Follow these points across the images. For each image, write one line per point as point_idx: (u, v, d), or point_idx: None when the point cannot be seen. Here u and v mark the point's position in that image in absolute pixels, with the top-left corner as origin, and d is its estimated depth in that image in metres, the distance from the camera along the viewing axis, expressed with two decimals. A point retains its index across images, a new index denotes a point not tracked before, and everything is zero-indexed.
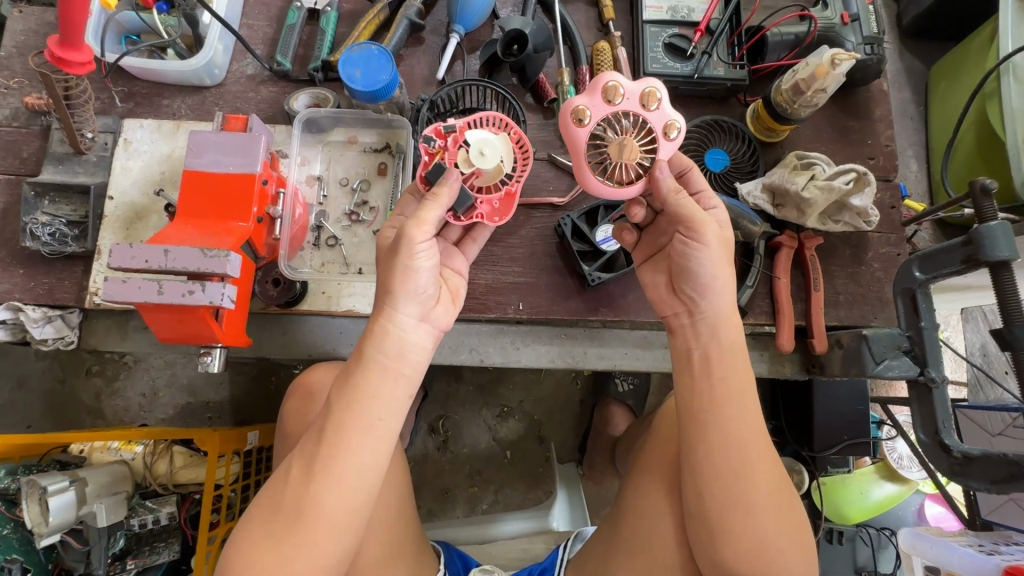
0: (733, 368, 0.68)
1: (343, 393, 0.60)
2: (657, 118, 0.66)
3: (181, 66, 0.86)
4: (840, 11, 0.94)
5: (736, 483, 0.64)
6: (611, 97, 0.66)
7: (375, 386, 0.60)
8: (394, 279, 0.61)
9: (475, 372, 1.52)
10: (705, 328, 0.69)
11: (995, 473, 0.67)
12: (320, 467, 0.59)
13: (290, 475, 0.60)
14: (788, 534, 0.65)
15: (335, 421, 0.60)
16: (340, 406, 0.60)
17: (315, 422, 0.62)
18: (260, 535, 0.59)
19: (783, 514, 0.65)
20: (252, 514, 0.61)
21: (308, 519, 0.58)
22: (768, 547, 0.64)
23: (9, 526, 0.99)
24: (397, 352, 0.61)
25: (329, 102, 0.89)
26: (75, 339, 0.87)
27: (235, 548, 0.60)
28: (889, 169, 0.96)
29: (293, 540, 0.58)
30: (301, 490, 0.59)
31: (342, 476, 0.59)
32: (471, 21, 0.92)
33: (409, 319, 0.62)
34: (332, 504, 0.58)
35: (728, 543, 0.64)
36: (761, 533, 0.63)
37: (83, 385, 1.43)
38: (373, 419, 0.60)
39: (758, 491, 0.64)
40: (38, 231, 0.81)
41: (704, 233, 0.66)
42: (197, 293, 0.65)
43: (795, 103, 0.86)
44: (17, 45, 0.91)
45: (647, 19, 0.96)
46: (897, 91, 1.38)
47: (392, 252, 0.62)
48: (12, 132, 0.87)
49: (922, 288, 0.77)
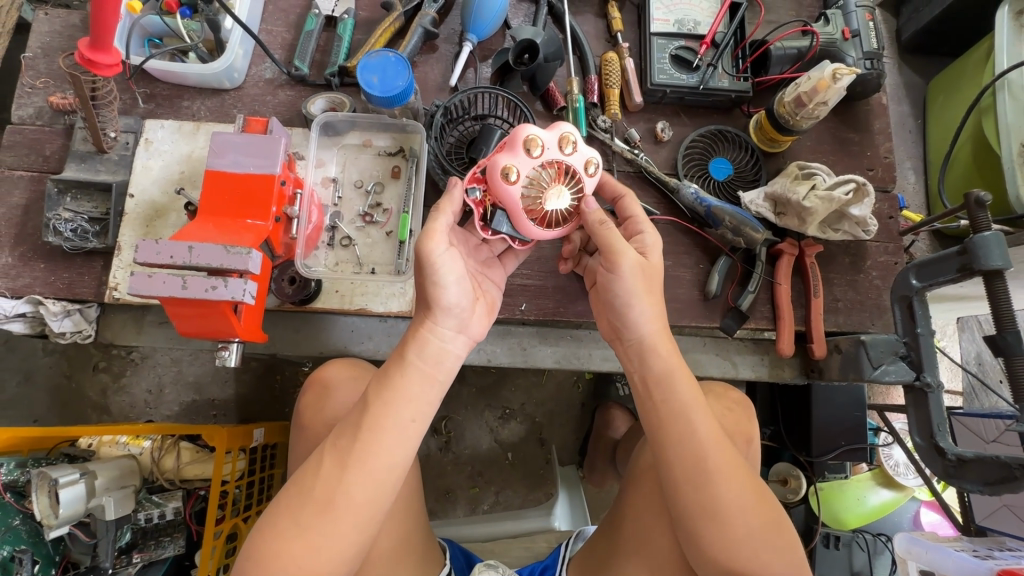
0: (674, 388, 0.67)
1: (381, 392, 0.63)
2: (577, 160, 0.70)
3: (202, 69, 0.88)
4: (840, 27, 0.97)
5: (693, 496, 0.62)
6: (532, 149, 0.68)
7: (415, 388, 0.63)
8: (427, 289, 0.65)
9: (478, 374, 1.53)
10: (641, 352, 0.70)
11: (988, 474, 0.71)
12: (354, 461, 0.61)
13: (321, 469, 0.61)
14: (767, 543, 0.63)
15: (372, 419, 0.62)
16: (379, 405, 0.62)
17: (347, 418, 0.64)
18: (286, 526, 0.60)
19: (756, 522, 0.62)
20: (278, 505, 0.62)
21: (337, 512, 0.60)
22: (746, 556, 0.62)
23: (19, 517, 1.00)
24: (435, 359, 0.65)
25: (345, 107, 0.91)
26: (92, 333, 0.90)
27: (259, 537, 0.61)
28: (887, 180, 0.99)
29: (321, 530, 0.59)
30: (333, 483, 0.60)
31: (377, 471, 0.61)
32: (484, 30, 0.94)
33: (448, 331, 0.66)
34: (362, 498, 0.61)
35: (702, 551, 0.63)
36: (734, 541, 0.62)
37: (91, 380, 1.45)
38: (406, 418, 0.62)
39: (722, 501, 0.62)
40: (61, 227, 0.83)
41: (614, 262, 0.68)
42: (220, 289, 0.67)
43: (797, 115, 0.89)
44: (42, 46, 0.93)
45: (654, 31, 0.99)
46: (895, 104, 1.42)
47: (420, 270, 0.65)
48: (36, 130, 0.90)
49: (918, 295, 0.79)
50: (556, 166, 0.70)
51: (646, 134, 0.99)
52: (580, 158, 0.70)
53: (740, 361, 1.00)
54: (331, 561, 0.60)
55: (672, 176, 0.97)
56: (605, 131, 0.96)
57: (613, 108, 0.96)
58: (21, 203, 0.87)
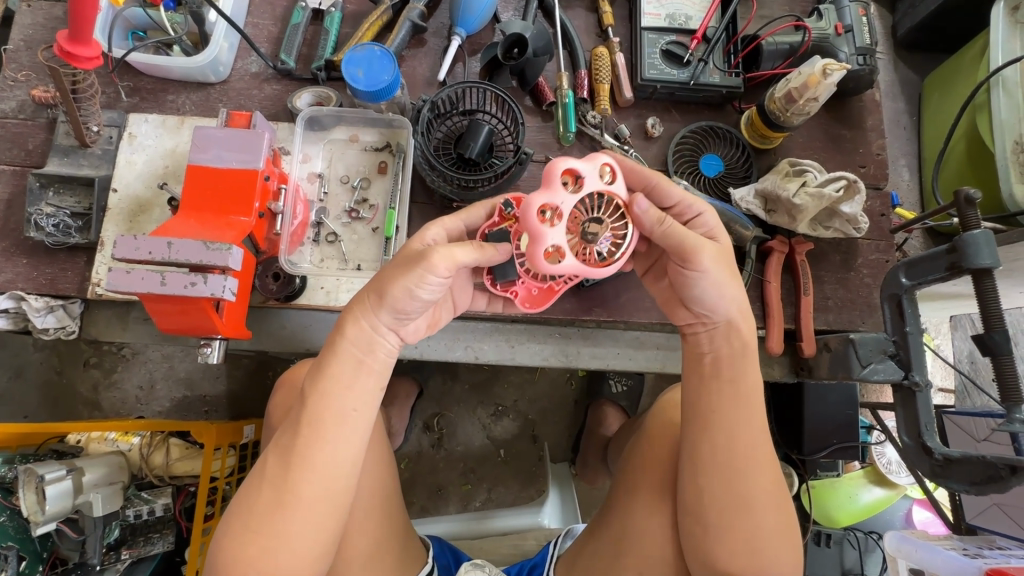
0: (744, 374, 0.69)
1: (315, 383, 0.62)
2: (595, 185, 0.61)
3: (186, 62, 0.87)
4: (833, 22, 0.96)
5: (736, 483, 0.66)
6: (549, 210, 0.59)
7: (348, 376, 0.62)
8: (391, 286, 0.60)
9: (470, 371, 1.53)
10: (720, 337, 0.69)
11: (973, 474, 0.70)
12: (296, 457, 0.60)
13: (267, 467, 0.62)
14: (778, 537, 0.66)
15: (312, 413, 0.61)
16: (317, 397, 0.61)
17: (292, 413, 0.63)
18: (240, 525, 0.61)
19: (777, 515, 0.66)
20: (234, 504, 0.63)
21: (289, 509, 0.60)
22: (757, 547, 0.66)
23: (5, 513, 0.99)
24: (368, 346, 0.63)
25: (331, 101, 0.90)
26: (76, 329, 0.89)
27: (220, 539, 0.62)
28: (879, 178, 0.98)
29: (275, 528, 0.60)
30: (279, 482, 0.60)
31: (321, 465, 0.61)
32: (472, 24, 0.93)
33: (384, 323, 0.63)
34: (314, 492, 0.61)
35: (722, 542, 0.66)
36: (759, 531, 0.66)
37: (81, 376, 1.44)
38: (347, 408, 0.62)
39: (758, 491, 0.66)
40: (43, 222, 0.82)
41: (700, 261, 0.65)
42: (199, 285, 0.66)
43: (788, 111, 0.88)
44: (24, 39, 0.92)
45: (645, 25, 0.98)
46: (890, 101, 1.41)
47: (405, 264, 0.60)
48: (18, 124, 0.89)
49: (908, 294, 0.79)
50: (581, 204, 0.62)
51: (637, 130, 0.98)
52: (591, 179, 0.60)
53: None
54: (292, 559, 0.60)
55: (663, 172, 0.96)
56: (595, 126, 0.96)
57: (603, 103, 0.95)
58: (4, 198, 0.86)
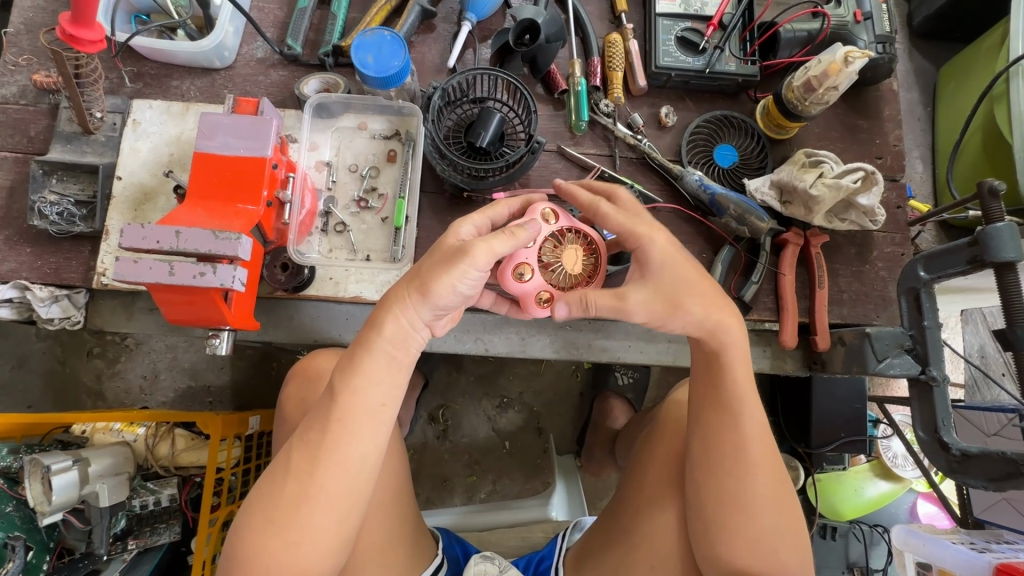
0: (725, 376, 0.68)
1: (348, 380, 0.61)
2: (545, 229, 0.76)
3: (191, 46, 0.85)
4: (853, 8, 0.94)
5: (742, 481, 0.66)
6: (522, 273, 0.75)
7: (382, 373, 0.62)
8: (434, 282, 0.60)
9: (475, 362, 1.52)
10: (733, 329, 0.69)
11: (992, 471, 0.69)
12: (324, 452, 0.60)
13: (292, 460, 0.61)
14: (789, 536, 0.66)
15: (341, 409, 0.61)
16: (345, 392, 0.61)
17: (316, 408, 0.63)
18: (261, 521, 0.60)
19: (779, 513, 0.66)
20: (253, 498, 0.62)
21: (313, 503, 0.60)
22: (763, 546, 0.65)
23: (10, 503, 0.98)
24: (401, 343, 0.63)
25: (339, 88, 0.88)
26: (81, 320, 0.87)
27: (239, 533, 0.61)
28: (896, 169, 0.97)
29: (296, 522, 0.59)
30: (305, 477, 0.60)
31: (348, 460, 0.61)
32: (483, 9, 0.91)
33: (423, 320, 0.63)
34: (337, 488, 0.60)
35: (726, 541, 0.66)
36: (756, 531, 0.65)
37: (85, 366, 1.43)
38: (375, 404, 0.62)
39: (755, 489, 0.65)
40: (46, 210, 0.81)
41: None
42: (208, 275, 0.65)
43: (806, 101, 0.86)
44: (24, 22, 0.90)
45: (660, 12, 0.95)
46: (905, 91, 1.38)
47: (447, 259, 0.60)
48: (19, 109, 0.87)
49: (926, 287, 0.78)
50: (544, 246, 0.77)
51: (650, 119, 0.96)
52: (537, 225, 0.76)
53: None
54: (309, 555, 0.60)
55: (676, 162, 0.95)
56: (608, 115, 0.94)
57: (615, 91, 0.93)
58: (6, 185, 0.84)
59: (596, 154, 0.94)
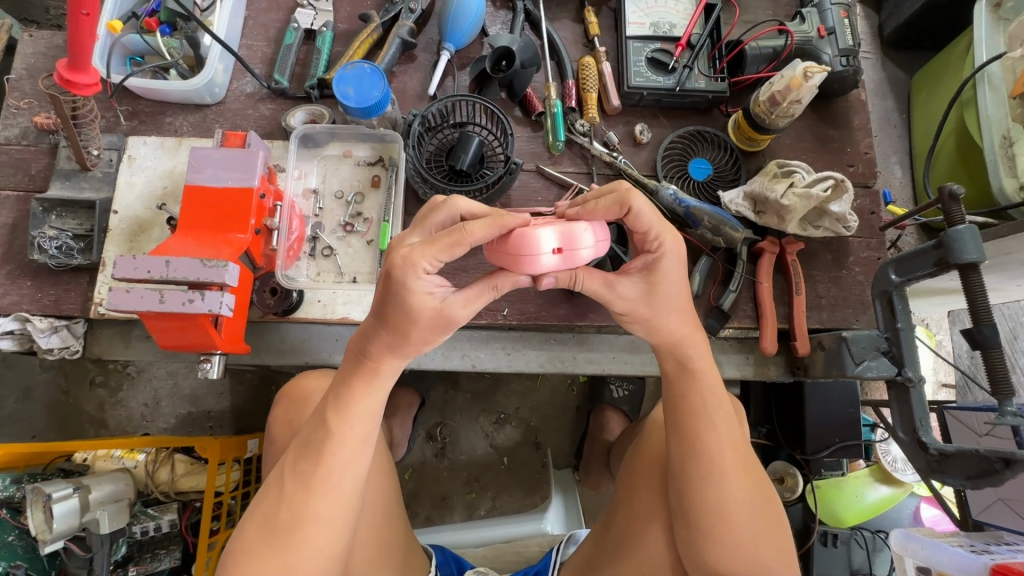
0: (696, 385, 0.70)
1: (341, 412, 0.63)
2: None
3: (182, 85, 0.89)
4: (816, 24, 0.98)
5: (726, 489, 0.67)
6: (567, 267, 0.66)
7: (374, 404, 0.64)
8: (416, 335, 0.59)
9: (471, 379, 1.54)
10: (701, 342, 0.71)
11: (968, 468, 0.70)
12: (319, 478, 0.62)
13: (286, 486, 0.63)
14: (767, 543, 0.68)
15: (334, 437, 0.62)
16: (339, 423, 0.62)
17: (307, 435, 0.64)
18: (260, 545, 0.62)
19: (759, 520, 0.67)
20: (247, 524, 0.64)
21: (310, 527, 0.62)
22: (746, 551, 0.67)
23: (14, 533, 1.01)
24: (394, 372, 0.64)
25: (324, 118, 0.92)
26: (80, 349, 0.90)
27: (233, 559, 0.63)
28: (868, 176, 0.99)
29: (295, 545, 0.61)
30: (300, 503, 0.62)
31: (343, 484, 0.63)
32: (461, 38, 0.96)
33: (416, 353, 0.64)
34: (333, 510, 0.63)
35: (712, 549, 0.67)
36: (738, 537, 0.67)
37: (87, 396, 1.46)
38: (367, 428, 0.64)
39: (734, 498, 0.67)
40: (46, 245, 0.84)
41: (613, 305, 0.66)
42: (197, 301, 0.68)
43: (773, 114, 0.89)
44: (27, 67, 0.95)
45: (630, 34, 0.99)
46: (880, 100, 1.42)
47: (435, 326, 0.59)
48: (22, 150, 0.91)
49: (898, 291, 0.80)
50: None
51: (625, 136, 0.99)
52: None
53: (725, 360, 0.99)
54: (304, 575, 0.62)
55: (652, 177, 0.98)
56: (584, 134, 0.97)
57: (590, 112, 0.97)
58: (8, 222, 0.88)
59: (575, 172, 0.97)
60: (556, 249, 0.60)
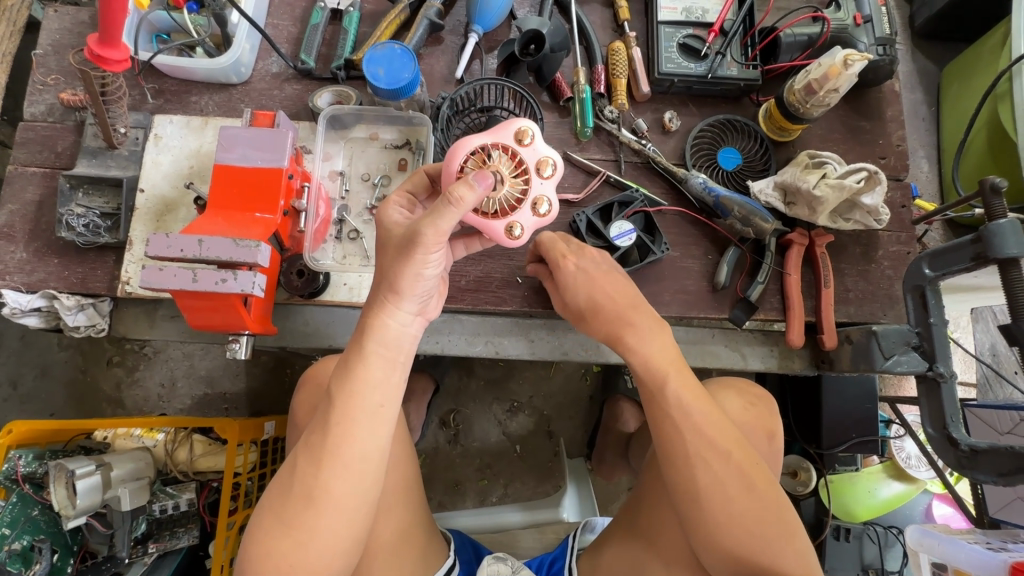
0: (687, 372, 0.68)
1: (342, 383, 0.62)
2: (530, 222, 0.72)
3: (208, 64, 0.88)
4: (852, 12, 0.95)
5: (716, 471, 0.62)
6: (537, 206, 0.72)
7: (378, 375, 0.63)
8: (401, 278, 0.61)
9: (485, 367, 1.54)
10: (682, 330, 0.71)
11: (1002, 465, 0.69)
12: (327, 454, 0.61)
13: (297, 464, 0.62)
14: (782, 545, 0.61)
15: (340, 413, 0.61)
16: (341, 393, 0.62)
17: (318, 413, 0.64)
18: (273, 525, 0.61)
19: (767, 517, 0.61)
20: (262, 506, 0.63)
21: (318, 506, 0.61)
22: (753, 553, 0.61)
23: (37, 507, 1.00)
24: (394, 342, 0.63)
25: (351, 100, 0.91)
26: (105, 327, 0.91)
27: (251, 538, 0.62)
28: (900, 169, 0.98)
29: (306, 524, 0.61)
30: (312, 479, 0.61)
31: (351, 462, 0.62)
32: (490, 21, 0.94)
33: (408, 313, 0.64)
34: (342, 489, 0.61)
35: (713, 547, 0.63)
36: (745, 537, 0.61)
37: (105, 375, 1.47)
38: (372, 404, 0.62)
39: (735, 490, 0.62)
40: (74, 222, 0.84)
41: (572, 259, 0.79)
42: (230, 281, 0.68)
43: (807, 103, 0.88)
44: (52, 43, 0.94)
45: (662, 19, 0.98)
46: (909, 92, 1.39)
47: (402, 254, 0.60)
48: (47, 126, 0.91)
49: (931, 285, 0.78)
50: (516, 197, 0.72)
51: (654, 124, 0.98)
52: (528, 222, 0.72)
53: (749, 352, 0.99)
54: (319, 556, 0.61)
55: (680, 166, 0.96)
56: (612, 121, 0.96)
57: (620, 98, 0.96)
58: (35, 199, 0.88)
59: (602, 160, 0.96)
60: (520, 138, 0.71)
